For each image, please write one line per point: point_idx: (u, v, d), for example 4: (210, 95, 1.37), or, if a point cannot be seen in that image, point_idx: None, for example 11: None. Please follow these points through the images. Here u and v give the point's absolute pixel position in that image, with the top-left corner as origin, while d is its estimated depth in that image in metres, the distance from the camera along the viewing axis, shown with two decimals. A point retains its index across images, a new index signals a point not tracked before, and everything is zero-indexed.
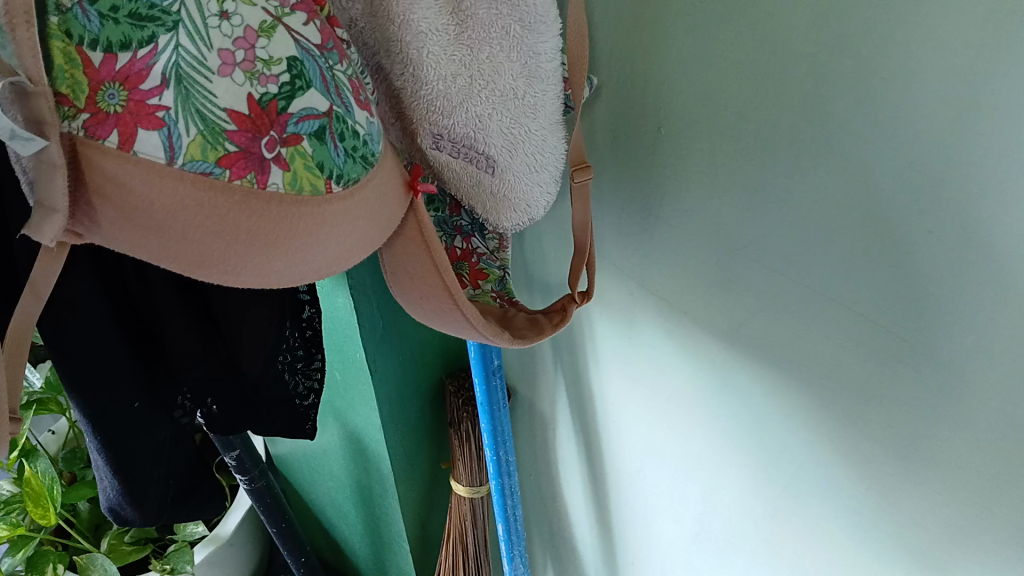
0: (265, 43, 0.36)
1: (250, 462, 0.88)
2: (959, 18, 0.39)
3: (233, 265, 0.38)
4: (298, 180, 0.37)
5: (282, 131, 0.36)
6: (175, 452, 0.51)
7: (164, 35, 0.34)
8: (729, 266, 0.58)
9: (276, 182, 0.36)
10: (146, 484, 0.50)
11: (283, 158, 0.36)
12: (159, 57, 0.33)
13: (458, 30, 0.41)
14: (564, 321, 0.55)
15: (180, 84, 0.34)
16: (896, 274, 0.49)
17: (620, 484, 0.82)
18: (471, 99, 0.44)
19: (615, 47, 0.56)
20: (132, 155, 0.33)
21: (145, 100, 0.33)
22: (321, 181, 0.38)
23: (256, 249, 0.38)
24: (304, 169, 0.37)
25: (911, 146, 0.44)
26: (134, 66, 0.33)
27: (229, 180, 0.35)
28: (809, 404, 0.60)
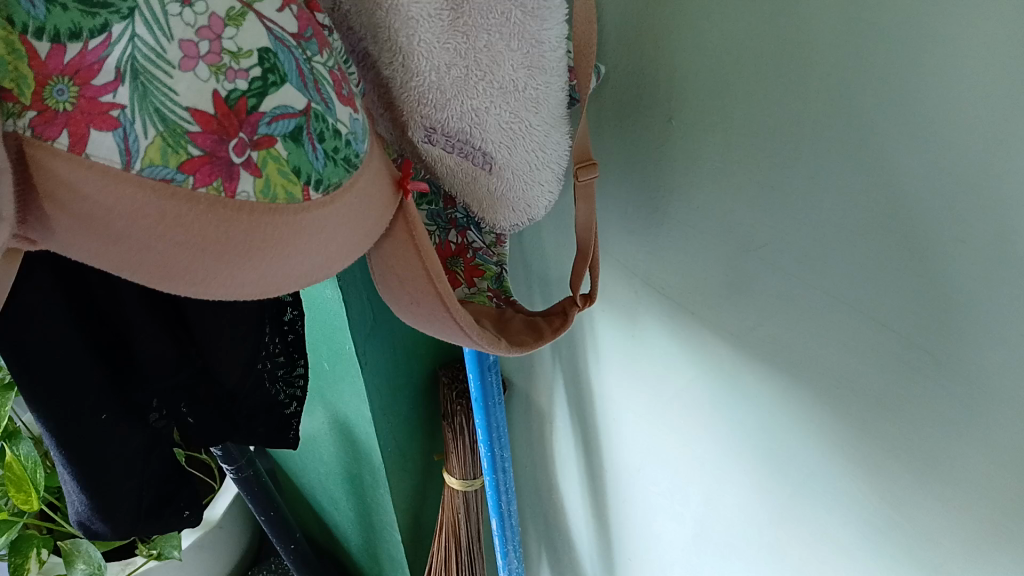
0: (233, 33, 0.31)
1: (237, 451, 0.85)
2: (1009, 13, 0.35)
3: (200, 277, 0.34)
4: (271, 187, 0.33)
5: (252, 133, 0.32)
6: (149, 463, 0.48)
7: (119, 23, 0.29)
8: (741, 268, 0.55)
9: (246, 190, 0.32)
10: (119, 497, 0.46)
11: (253, 163, 0.32)
12: (113, 49, 0.29)
13: (452, 16, 0.37)
14: (565, 325, 0.52)
15: (137, 80, 0.30)
16: (922, 284, 0.45)
17: (619, 481, 0.80)
18: (467, 91, 0.40)
19: (624, 31, 0.52)
20: (82, 157, 0.29)
21: (98, 97, 0.29)
22: (298, 187, 0.34)
23: (225, 260, 0.34)
24: (277, 175, 0.33)
25: (946, 151, 0.40)
26: (85, 59, 0.29)
27: (194, 187, 0.31)
28: (821, 414, 0.57)
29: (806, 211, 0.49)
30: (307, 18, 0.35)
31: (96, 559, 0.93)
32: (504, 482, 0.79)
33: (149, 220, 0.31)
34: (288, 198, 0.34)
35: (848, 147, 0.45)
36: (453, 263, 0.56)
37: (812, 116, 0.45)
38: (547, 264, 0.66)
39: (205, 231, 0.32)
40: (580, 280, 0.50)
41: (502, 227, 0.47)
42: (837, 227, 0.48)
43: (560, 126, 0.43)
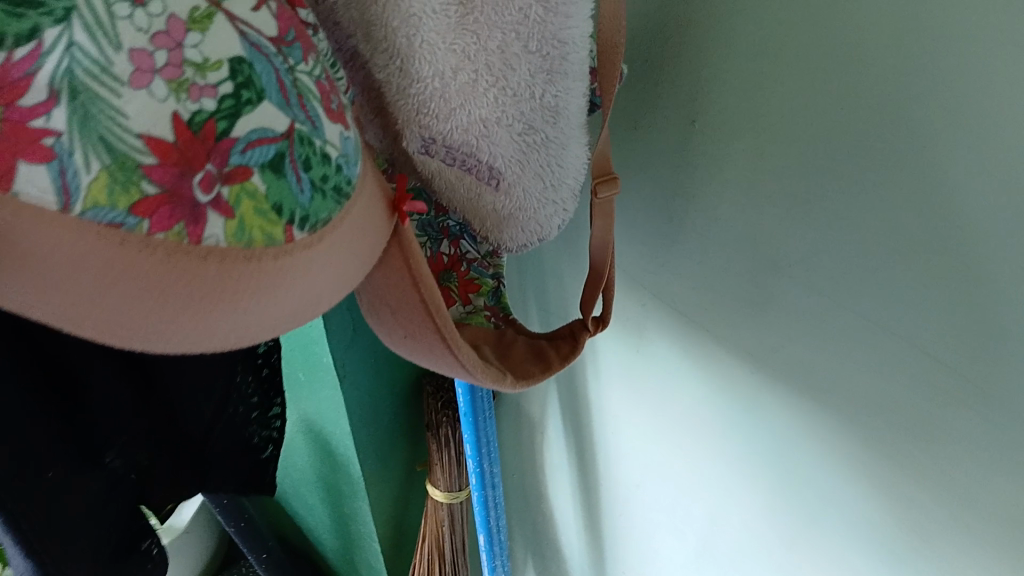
0: (197, 39, 0.25)
1: None
2: None
3: (159, 336, 0.27)
4: (246, 229, 0.27)
5: (223, 164, 0.26)
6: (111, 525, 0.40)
7: (52, 28, 0.22)
8: (766, 283, 0.49)
9: (215, 233, 0.26)
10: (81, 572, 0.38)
11: (224, 201, 0.26)
12: (45, 60, 0.22)
13: (462, 12, 0.31)
14: (575, 354, 0.47)
15: (76, 101, 0.23)
16: (977, 317, 0.40)
17: (616, 496, 0.75)
18: (475, 100, 0.34)
19: (645, 23, 0.46)
20: (6, 196, 0.22)
21: (27, 121, 0.22)
22: (278, 228, 0.28)
23: (191, 316, 0.27)
24: (253, 214, 0.27)
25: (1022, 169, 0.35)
26: (6, 74, 0.22)
27: (149, 233, 0.25)
28: (843, 444, 0.52)
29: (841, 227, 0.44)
30: (287, 18, 0.29)
31: None
32: (492, 497, 0.74)
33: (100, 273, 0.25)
34: (266, 241, 0.28)
35: (896, 162, 0.39)
36: (445, 278, 0.50)
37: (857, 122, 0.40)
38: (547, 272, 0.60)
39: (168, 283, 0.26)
40: (592, 303, 0.45)
41: (506, 250, 0.42)
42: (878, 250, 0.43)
43: (578, 137, 0.37)
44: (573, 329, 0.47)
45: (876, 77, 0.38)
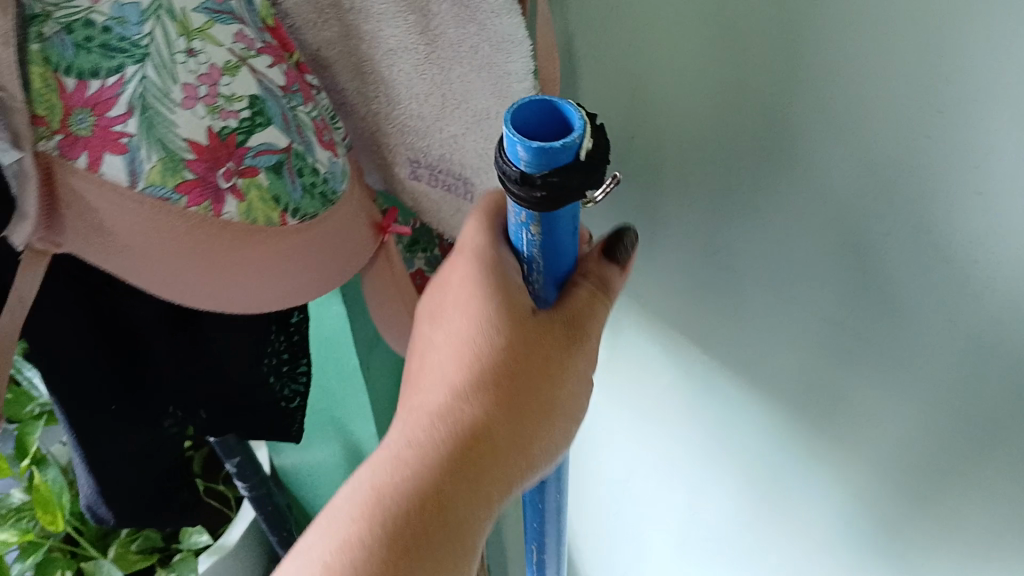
0: (227, 80, 0.39)
1: (244, 480, 0.88)
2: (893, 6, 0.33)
3: (189, 287, 0.42)
4: (252, 212, 0.41)
5: (238, 161, 0.40)
6: (121, 412, 0.52)
7: (131, 66, 0.37)
8: (699, 319, 0.54)
9: (230, 212, 0.40)
10: (90, 392, 0.49)
11: (238, 189, 0.40)
12: (126, 87, 0.37)
13: (427, 49, 0.43)
14: None
15: (145, 113, 0.38)
16: (871, 333, 0.42)
17: (614, 529, 0.79)
18: (445, 117, 0.45)
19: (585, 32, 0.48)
20: (97, 174, 0.38)
21: (110, 126, 0.37)
22: (275, 213, 0.42)
23: (207, 273, 0.42)
24: (258, 201, 0.41)
25: (880, 179, 0.38)
26: (103, 94, 0.37)
27: (187, 205, 0.39)
28: (769, 444, 0.55)
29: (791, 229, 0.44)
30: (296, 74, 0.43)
31: None
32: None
33: (151, 242, 0.40)
34: (269, 221, 0.42)
35: (769, 187, 0.43)
36: None
37: (732, 134, 0.44)
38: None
39: (222, 250, 0.41)
40: (610, 300, 0.44)
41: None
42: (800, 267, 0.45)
43: None
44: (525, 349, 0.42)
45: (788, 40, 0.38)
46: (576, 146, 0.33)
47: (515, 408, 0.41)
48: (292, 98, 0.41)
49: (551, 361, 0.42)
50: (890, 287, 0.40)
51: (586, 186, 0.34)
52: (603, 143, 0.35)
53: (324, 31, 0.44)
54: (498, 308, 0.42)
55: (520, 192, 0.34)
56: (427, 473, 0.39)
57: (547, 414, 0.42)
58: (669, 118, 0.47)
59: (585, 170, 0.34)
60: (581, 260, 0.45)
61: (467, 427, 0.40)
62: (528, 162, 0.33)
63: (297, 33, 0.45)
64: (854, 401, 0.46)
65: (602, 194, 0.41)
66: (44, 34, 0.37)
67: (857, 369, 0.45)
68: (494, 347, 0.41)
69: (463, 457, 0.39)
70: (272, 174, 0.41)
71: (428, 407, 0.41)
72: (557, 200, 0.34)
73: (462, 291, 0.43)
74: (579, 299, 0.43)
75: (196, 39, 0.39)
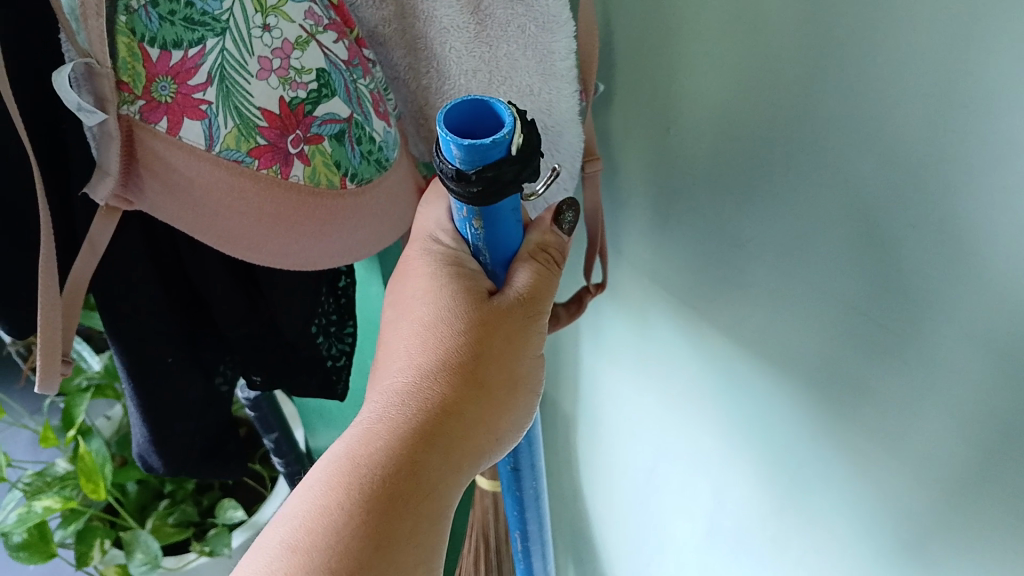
0: (299, 54, 0.45)
1: (275, 421, 0.94)
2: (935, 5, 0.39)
3: (255, 241, 0.47)
4: (316, 174, 0.47)
5: (306, 128, 0.46)
6: (175, 358, 0.56)
7: (212, 39, 0.42)
8: (731, 268, 0.60)
9: (298, 174, 0.46)
10: (148, 338, 0.54)
11: (305, 154, 0.46)
12: (206, 57, 0.42)
13: (477, 29, 0.47)
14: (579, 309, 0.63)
15: (223, 83, 0.43)
16: (885, 282, 0.49)
17: (632, 478, 0.86)
18: (490, 93, 0.50)
19: (629, 33, 0.58)
20: (178, 139, 0.42)
21: (191, 94, 0.42)
22: (336, 176, 0.48)
23: (273, 230, 0.47)
24: (322, 165, 0.47)
25: (897, 145, 0.44)
26: (185, 64, 0.42)
27: (258, 168, 0.45)
28: (788, 391, 0.61)
29: (821, 192, 0.51)
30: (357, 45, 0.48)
31: (154, 551, 1.02)
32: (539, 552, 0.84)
33: (224, 189, 0.44)
34: (328, 184, 0.47)
35: (807, 152, 0.50)
36: None
37: (771, 99, 0.50)
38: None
39: (286, 206, 0.46)
40: (558, 269, 0.49)
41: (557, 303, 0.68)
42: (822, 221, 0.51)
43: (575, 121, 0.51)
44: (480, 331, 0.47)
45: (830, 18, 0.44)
46: (505, 142, 0.37)
47: (477, 382, 0.47)
48: (354, 72, 0.47)
49: (511, 335, 0.47)
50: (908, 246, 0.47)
51: (519, 177, 0.39)
52: (532, 137, 0.40)
53: (385, 7, 0.49)
54: (458, 298, 0.48)
55: (458, 186, 0.39)
56: (399, 440, 0.44)
57: (505, 384, 0.48)
58: (711, 81, 0.53)
59: (517, 163, 0.38)
60: (529, 230, 0.50)
61: (433, 402, 0.45)
62: (462, 159, 0.38)
63: (355, 11, 0.50)
64: (879, 363, 0.53)
65: (547, 187, 0.46)
66: (129, 6, 0.40)
67: (882, 329, 0.51)
68: (455, 331, 0.47)
69: (434, 427, 0.45)
70: (333, 140, 0.47)
71: (395, 385, 0.46)
72: (493, 191, 0.39)
73: (423, 281, 0.49)
74: (528, 275, 0.48)
75: (271, 16, 0.44)
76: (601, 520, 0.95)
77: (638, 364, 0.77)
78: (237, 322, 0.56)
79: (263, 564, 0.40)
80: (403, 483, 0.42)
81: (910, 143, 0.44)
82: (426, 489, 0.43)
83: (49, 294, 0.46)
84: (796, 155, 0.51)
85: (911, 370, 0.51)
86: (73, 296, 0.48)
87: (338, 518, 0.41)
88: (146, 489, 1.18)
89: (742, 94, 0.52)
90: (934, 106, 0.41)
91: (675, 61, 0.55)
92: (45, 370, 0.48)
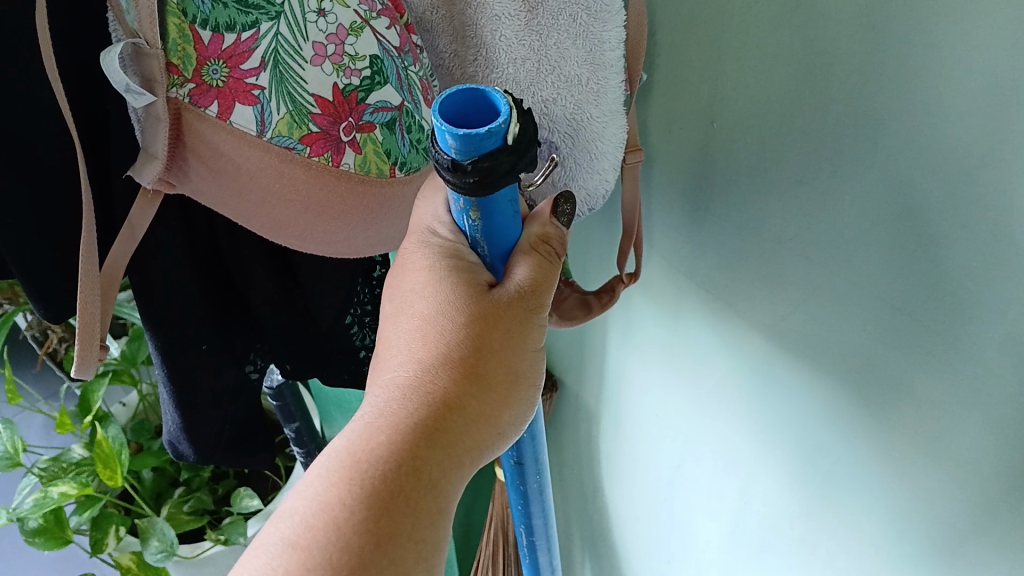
0: (353, 40, 0.45)
1: (296, 411, 0.94)
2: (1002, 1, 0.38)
3: (301, 229, 0.47)
4: (367, 162, 0.47)
5: (358, 116, 0.46)
6: (209, 347, 0.55)
7: (266, 22, 0.42)
8: (771, 265, 0.59)
9: (348, 162, 0.46)
10: (184, 327, 0.53)
11: (356, 142, 0.46)
12: (259, 42, 0.42)
13: (528, 16, 0.47)
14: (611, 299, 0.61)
15: (276, 68, 0.43)
16: (933, 283, 0.48)
17: (656, 474, 0.85)
18: (538, 82, 0.48)
19: (671, 25, 0.57)
20: (227, 124, 0.42)
21: (243, 78, 0.42)
22: (386, 165, 0.48)
23: (318, 218, 0.47)
24: (373, 153, 0.47)
25: (952, 145, 0.43)
26: (238, 47, 0.42)
27: (309, 155, 0.45)
28: (824, 390, 0.61)
29: (867, 191, 0.50)
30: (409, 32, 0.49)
31: (169, 538, 1.02)
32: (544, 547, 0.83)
33: (269, 176, 0.44)
34: (378, 173, 0.48)
35: (855, 151, 0.49)
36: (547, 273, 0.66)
37: (821, 96, 0.49)
38: (578, 259, 0.73)
39: (333, 195, 0.46)
40: (558, 262, 0.47)
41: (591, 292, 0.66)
42: (867, 218, 0.50)
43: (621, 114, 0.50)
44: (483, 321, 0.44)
45: (888, 15, 0.43)
46: (500, 132, 0.36)
47: (480, 378, 0.43)
48: (405, 59, 0.48)
49: (513, 330, 0.44)
50: (960, 247, 0.46)
51: (515, 167, 0.38)
52: (530, 126, 0.39)
53: None
54: (458, 290, 0.45)
55: (453, 177, 0.38)
56: (399, 436, 0.40)
57: (510, 379, 0.44)
58: (759, 74, 0.53)
59: (513, 153, 0.37)
60: (528, 223, 0.48)
61: (435, 397, 0.42)
62: (458, 150, 0.37)
63: None
64: (919, 364, 0.52)
65: (542, 178, 0.46)
66: None
67: (927, 331, 0.50)
68: (455, 323, 0.44)
69: (437, 423, 0.41)
70: (384, 128, 0.48)
71: (395, 380, 0.43)
72: (489, 181, 0.38)
73: (421, 274, 0.46)
74: (528, 268, 0.46)
75: (326, 2, 0.45)
76: (623, 515, 0.94)
77: (668, 359, 0.76)
78: (273, 309, 0.56)
79: (263, 560, 0.37)
80: (406, 480, 0.39)
81: (966, 140, 0.43)
82: (429, 487, 0.40)
83: (90, 277, 0.45)
84: (842, 152, 0.50)
85: (955, 373, 0.50)
86: (112, 278, 0.47)
87: (340, 514, 0.38)
88: (162, 476, 1.19)
89: (789, 90, 0.51)
90: (994, 103, 0.40)
91: (720, 53, 0.54)
92: (82, 354, 0.48)
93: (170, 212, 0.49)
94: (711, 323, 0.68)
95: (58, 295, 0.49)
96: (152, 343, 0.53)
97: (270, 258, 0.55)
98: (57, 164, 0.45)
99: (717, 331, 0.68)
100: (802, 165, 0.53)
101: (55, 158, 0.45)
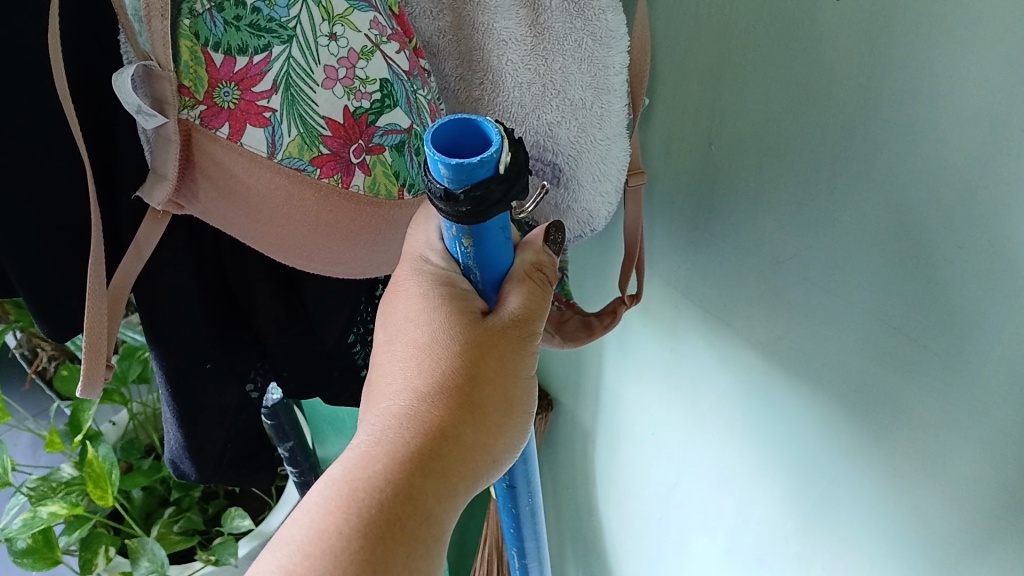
0: (364, 64, 0.46)
1: (290, 428, 0.94)
2: (1002, 26, 0.39)
3: (309, 251, 0.47)
4: (376, 184, 0.48)
5: (368, 141, 0.47)
6: (213, 365, 0.56)
7: (278, 45, 0.43)
8: (769, 285, 0.60)
9: (358, 184, 0.48)
10: (189, 345, 0.53)
11: (366, 164, 0.48)
12: (272, 64, 0.43)
13: (535, 41, 0.48)
14: (612, 320, 0.62)
15: (288, 91, 0.44)
16: (929, 302, 0.49)
17: (652, 491, 0.85)
18: (543, 106, 0.49)
19: (671, 47, 0.58)
20: (237, 145, 0.43)
21: (254, 100, 0.43)
22: (395, 187, 0.49)
23: (328, 238, 0.48)
24: (383, 175, 0.49)
25: (949, 167, 0.44)
26: (250, 70, 0.42)
27: (319, 176, 0.46)
28: (820, 409, 0.61)
29: (864, 212, 0.50)
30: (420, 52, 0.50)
31: (160, 558, 1.01)
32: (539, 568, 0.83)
33: (277, 198, 0.45)
34: (388, 197, 0.49)
35: (853, 172, 0.50)
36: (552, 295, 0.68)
37: (820, 118, 0.50)
38: (578, 278, 0.73)
39: (342, 218, 0.48)
40: (549, 290, 0.48)
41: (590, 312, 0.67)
42: (866, 239, 0.51)
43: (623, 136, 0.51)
44: (479, 350, 0.44)
45: (887, 40, 0.44)
46: (492, 162, 0.37)
47: (474, 406, 0.43)
48: (414, 82, 0.49)
49: (505, 358, 0.45)
50: (955, 269, 0.47)
51: (506, 195, 0.39)
52: (519, 153, 0.40)
53: (443, 15, 0.49)
54: (453, 320, 0.45)
55: (445, 206, 0.38)
56: (396, 465, 0.40)
57: (503, 406, 0.45)
58: (758, 97, 0.53)
59: (504, 181, 0.38)
60: (521, 250, 0.48)
61: (430, 426, 0.42)
62: (450, 179, 0.37)
63: (412, 20, 0.50)
64: (915, 383, 0.52)
65: (533, 205, 0.46)
66: (195, 10, 0.41)
67: (922, 349, 0.51)
68: (451, 352, 0.44)
69: (432, 452, 0.41)
70: (394, 151, 0.49)
71: (390, 409, 0.43)
72: (482, 210, 0.38)
73: (414, 302, 0.46)
74: (520, 296, 0.46)
75: (338, 25, 0.45)
76: (618, 533, 0.94)
77: (665, 376, 0.76)
78: (279, 328, 0.56)
79: None
80: (403, 511, 0.39)
81: (967, 162, 0.43)
82: (424, 518, 0.40)
83: (97, 297, 0.45)
84: (842, 175, 0.51)
85: (950, 393, 0.50)
86: (118, 294, 0.47)
87: (337, 543, 0.37)
88: (151, 496, 1.18)
89: (788, 112, 0.52)
90: (992, 126, 0.41)
91: (721, 76, 0.55)
92: (89, 376, 0.48)
93: (179, 233, 0.49)
94: (708, 341, 0.69)
95: (62, 312, 0.49)
96: (155, 360, 0.53)
97: (277, 278, 0.55)
98: (62, 180, 0.45)
99: (714, 348, 0.69)
100: (801, 187, 0.54)
101: (60, 174, 0.45)
